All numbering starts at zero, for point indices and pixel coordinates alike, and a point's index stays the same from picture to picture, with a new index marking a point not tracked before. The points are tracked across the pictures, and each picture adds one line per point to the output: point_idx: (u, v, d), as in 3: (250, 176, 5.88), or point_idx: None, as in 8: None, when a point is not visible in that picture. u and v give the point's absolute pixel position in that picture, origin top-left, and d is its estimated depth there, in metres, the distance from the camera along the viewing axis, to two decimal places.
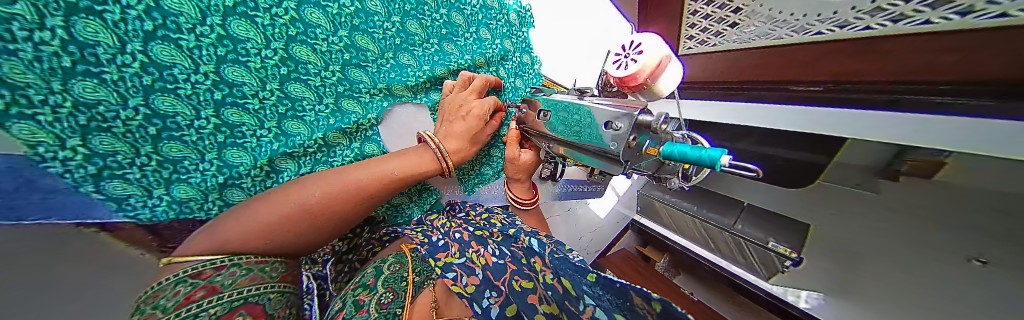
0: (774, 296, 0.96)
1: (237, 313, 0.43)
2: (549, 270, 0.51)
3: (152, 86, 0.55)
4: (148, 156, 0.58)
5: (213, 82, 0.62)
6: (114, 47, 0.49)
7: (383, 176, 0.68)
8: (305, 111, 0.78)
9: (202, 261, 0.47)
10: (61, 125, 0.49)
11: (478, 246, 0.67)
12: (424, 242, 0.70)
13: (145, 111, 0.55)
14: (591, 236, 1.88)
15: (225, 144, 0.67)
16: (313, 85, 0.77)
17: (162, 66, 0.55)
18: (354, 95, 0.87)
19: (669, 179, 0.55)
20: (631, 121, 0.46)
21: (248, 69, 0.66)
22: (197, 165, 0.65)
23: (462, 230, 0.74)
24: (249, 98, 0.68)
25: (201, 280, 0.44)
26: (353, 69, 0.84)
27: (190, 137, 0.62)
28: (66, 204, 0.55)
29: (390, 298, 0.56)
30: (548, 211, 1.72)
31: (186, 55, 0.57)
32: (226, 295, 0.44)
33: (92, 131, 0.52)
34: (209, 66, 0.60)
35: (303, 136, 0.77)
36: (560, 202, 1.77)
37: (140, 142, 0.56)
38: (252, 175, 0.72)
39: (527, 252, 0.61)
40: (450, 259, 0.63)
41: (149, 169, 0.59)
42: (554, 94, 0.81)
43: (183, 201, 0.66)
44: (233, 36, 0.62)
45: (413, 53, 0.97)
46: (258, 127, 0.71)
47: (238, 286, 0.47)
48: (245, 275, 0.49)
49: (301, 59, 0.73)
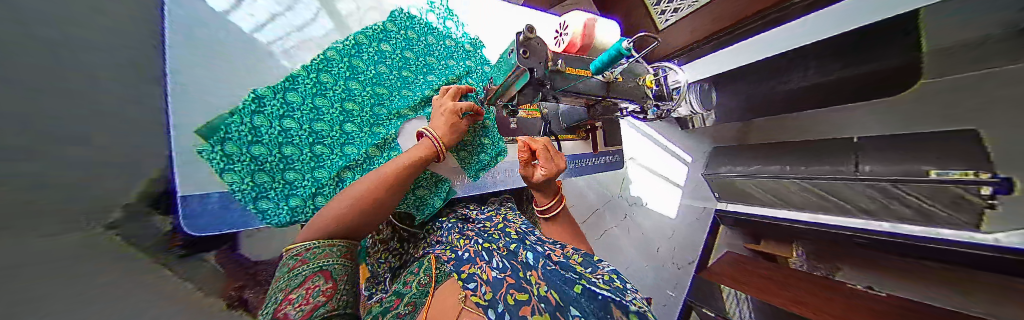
0: (1004, 248, 0.71)
1: (313, 280, 0.35)
2: (543, 281, 0.36)
3: (261, 125, 0.60)
4: (269, 177, 0.60)
5: (297, 119, 0.65)
6: (278, 104, 0.63)
7: (398, 170, 0.50)
8: (356, 136, 0.73)
9: (313, 241, 0.40)
10: (238, 167, 0.57)
11: (489, 255, 0.43)
12: (447, 260, 0.45)
13: (256, 149, 0.59)
14: (666, 246, 1.79)
15: (286, 166, 0.62)
16: (352, 107, 0.73)
17: (289, 107, 0.64)
18: (378, 107, 0.77)
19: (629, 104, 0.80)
20: (539, 42, 0.57)
21: (323, 98, 0.69)
22: (308, 180, 0.64)
23: (470, 245, 0.47)
24: (320, 122, 0.67)
25: (296, 255, 0.37)
26: (360, 89, 0.74)
27: (269, 158, 0.60)
28: (221, 212, 0.57)
29: (408, 311, 0.39)
30: (597, 227, 1.61)
31: (297, 100, 0.65)
32: (309, 267, 0.36)
33: (251, 169, 0.59)
34: (305, 107, 0.66)
35: (381, 157, 0.75)
36: (597, 223, 1.60)
37: (259, 170, 0.60)
38: (329, 191, 0.67)
39: (525, 264, 0.40)
40: (471, 270, 0.40)
41: (269, 184, 0.60)
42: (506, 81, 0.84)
43: (300, 209, 0.63)
44: (320, 81, 0.69)
45: (387, 67, 0.81)
46: (331, 148, 0.69)
47: (318, 261, 0.38)
48: (338, 250, 0.41)
49: (331, 86, 0.70)
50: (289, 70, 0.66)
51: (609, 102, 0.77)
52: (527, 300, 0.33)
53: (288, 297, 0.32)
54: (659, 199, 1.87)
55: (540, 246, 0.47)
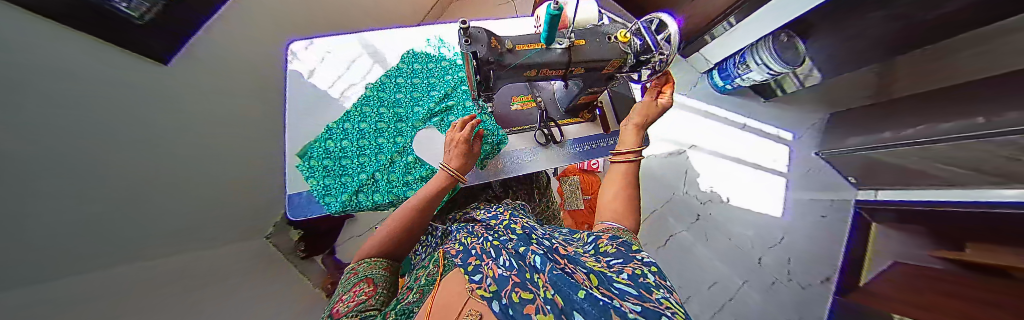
0: None
1: (358, 284, 0.38)
2: (549, 283, 0.19)
3: (331, 139, 0.71)
4: (332, 179, 0.67)
5: (355, 132, 0.72)
6: (347, 119, 0.73)
7: (426, 198, 0.52)
8: (384, 146, 0.71)
9: (365, 261, 0.45)
10: (315, 167, 0.68)
11: (498, 252, 0.30)
12: (456, 254, 0.35)
13: (327, 156, 0.69)
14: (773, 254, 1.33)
15: (339, 175, 0.68)
16: (382, 126, 0.73)
17: (350, 124, 0.73)
18: (401, 122, 0.74)
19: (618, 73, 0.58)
20: (481, 29, 0.43)
21: (365, 120, 0.73)
22: (352, 182, 0.68)
23: (480, 241, 0.35)
24: (366, 135, 0.72)
25: (353, 269, 0.44)
26: (394, 109, 0.75)
27: (328, 167, 0.68)
28: (298, 205, 0.65)
29: (418, 299, 0.31)
30: (664, 227, 1.40)
31: (357, 122, 0.73)
32: (357, 277, 0.41)
33: (325, 171, 0.68)
34: (360, 120, 0.73)
35: (402, 160, 0.70)
36: (657, 227, 1.40)
37: (327, 172, 0.68)
38: (363, 198, 0.67)
39: (540, 263, 0.25)
40: (476, 262, 0.29)
41: (331, 189, 0.66)
42: (504, 90, 0.78)
43: (353, 207, 0.66)
44: (370, 103, 0.75)
45: (399, 94, 0.77)
46: (372, 158, 0.70)
47: (366, 271, 0.43)
48: (380, 264, 0.46)
49: (371, 111, 0.74)
50: (357, 91, 0.76)
51: (586, 72, 0.54)
52: (533, 298, 0.18)
53: (342, 298, 0.36)
54: (756, 197, 1.43)
55: (549, 241, 0.35)
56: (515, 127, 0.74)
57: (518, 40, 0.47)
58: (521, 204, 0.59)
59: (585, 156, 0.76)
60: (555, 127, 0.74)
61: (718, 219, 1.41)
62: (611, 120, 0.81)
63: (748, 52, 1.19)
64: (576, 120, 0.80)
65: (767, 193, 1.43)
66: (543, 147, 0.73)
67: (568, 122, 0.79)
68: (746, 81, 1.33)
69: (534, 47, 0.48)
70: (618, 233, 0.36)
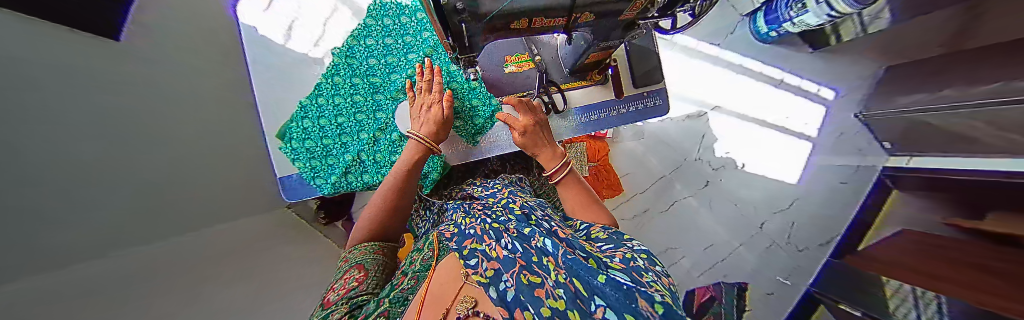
0: None
1: (349, 272, 0.38)
2: (563, 270, 0.18)
3: (306, 115, 0.65)
4: (318, 159, 0.64)
5: (332, 106, 0.66)
6: (319, 91, 0.65)
7: (404, 169, 0.51)
8: (364, 123, 0.66)
9: (357, 245, 0.46)
10: (298, 146, 0.64)
11: (500, 234, 0.28)
12: (453, 236, 0.33)
13: (307, 133, 0.64)
14: (777, 221, 1.33)
15: (323, 155, 0.65)
16: (358, 98, 0.66)
17: (324, 97, 0.65)
18: (377, 95, 0.67)
19: (641, 17, 0.45)
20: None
21: (339, 93, 0.66)
22: (337, 161, 0.65)
23: (478, 222, 0.32)
24: (344, 110, 0.66)
25: (346, 257, 0.44)
26: (368, 78, 0.67)
27: (311, 146, 0.64)
28: (296, 188, 0.65)
29: (413, 285, 0.30)
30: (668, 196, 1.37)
31: (330, 94, 0.66)
32: (350, 263, 0.41)
33: (311, 150, 0.64)
34: (333, 93, 0.66)
35: (386, 137, 0.67)
36: (660, 193, 1.37)
37: (314, 150, 0.64)
38: (352, 178, 0.65)
39: (547, 251, 0.23)
40: (473, 245, 0.27)
41: (318, 169, 0.64)
42: (492, 47, 0.66)
43: (343, 187, 0.65)
44: (341, 73, 0.66)
45: (372, 60, 0.68)
46: (355, 135, 0.66)
47: (360, 256, 0.43)
48: (371, 248, 0.45)
49: (343, 82, 0.66)
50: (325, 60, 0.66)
51: (593, 20, 0.42)
52: (542, 283, 0.17)
53: (337, 284, 0.36)
54: (771, 166, 1.35)
55: (547, 223, 0.33)
56: (510, 96, 0.66)
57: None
58: (518, 178, 0.57)
59: (589, 127, 0.70)
60: (556, 92, 0.67)
61: (727, 185, 1.37)
62: (626, 83, 0.71)
63: None
64: (582, 83, 0.70)
65: (783, 162, 1.35)
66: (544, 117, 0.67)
67: (571, 87, 0.69)
68: (796, 26, 1.09)
69: None
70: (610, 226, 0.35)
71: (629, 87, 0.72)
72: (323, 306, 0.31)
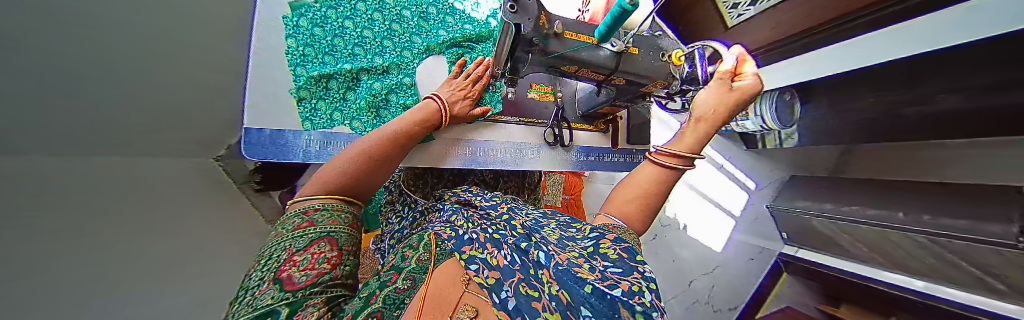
0: None
1: (314, 247, 0.25)
2: (559, 284, 0.19)
3: (335, 13, 0.61)
4: (310, 54, 0.58)
5: (364, 21, 0.63)
6: (368, 2, 0.65)
7: (410, 129, 0.47)
8: (387, 49, 0.64)
9: (320, 200, 0.32)
10: (299, 33, 0.58)
11: (499, 242, 0.26)
12: (450, 239, 0.30)
13: (320, 24, 0.60)
14: (705, 281, 1.53)
15: (322, 52, 0.59)
16: (396, 29, 0.66)
17: (366, 8, 0.64)
18: (415, 36, 0.67)
19: (656, 92, 0.54)
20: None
21: (381, 16, 0.65)
22: (333, 65, 0.59)
23: (479, 229, 0.30)
24: (374, 28, 0.64)
25: (305, 214, 0.30)
26: (414, 22, 0.68)
27: (315, 33, 0.59)
28: (265, 146, 0.55)
29: (408, 288, 0.24)
30: None
31: (373, 8, 0.65)
32: (294, 235, 0.26)
33: (309, 43, 0.59)
34: (378, 11, 0.65)
35: (395, 76, 0.64)
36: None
37: (314, 44, 0.59)
38: (340, 84, 0.60)
39: (552, 270, 0.21)
40: (473, 251, 0.25)
41: (299, 66, 0.57)
42: (533, 77, 0.70)
43: (325, 91, 0.59)
44: (396, 3, 0.67)
45: (433, 10, 0.70)
46: (367, 56, 0.62)
47: (313, 226, 0.28)
48: (345, 218, 0.32)
49: (392, 13, 0.66)
50: None
51: (624, 84, 0.50)
52: (539, 296, 0.18)
53: (293, 257, 0.23)
54: (705, 212, 1.61)
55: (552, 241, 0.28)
56: (526, 119, 0.71)
57: (569, 24, 0.41)
58: (512, 197, 0.57)
59: (583, 165, 0.76)
60: (565, 128, 0.73)
61: (671, 243, 1.56)
62: (622, 137, 0.82)
63: None
64: (588, 127, 0.77)
65: (715, 213, 1.61)
66: (549, 146, 0.72)
67: (580, 127, 0.76)
68: (739, 127, 1.37)
69: (580, 39, 0.42)
70: (623, 236, 0.28)
71: (624, 141, 0.82)
72: (276, 286, 0.19)
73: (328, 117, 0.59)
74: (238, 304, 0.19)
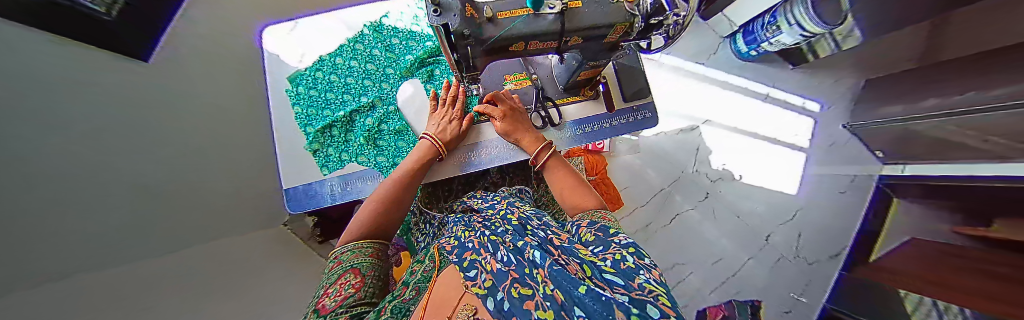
0: None
1: (341, 279, 0.30)
2: (550, 282, 0.17)
3: (320, 73, 0.69)
4: (311, 113, 0.67)
5: (343, 70, 0.70)
6: (343, 53, 0.71)
7: (412, 169, 0.51)
8: (368, 88, 0.70)
9: (349, 244, 0.38)
10: (300, 98, 0.68)
11: (496, 246, 0.27)
12: (452, 249, 0.31)
13: (313, 86, 0.68)
14: (783, 232, 1.31)
15: (320, 108, 0.67)
16: (370, 68, 0.71)
17: (342, 59, 0.71)
18: (388, 68, 0.72)
19: (621, 41, 0.50)
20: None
21: (356, 61, 0.71)
22: (331, 115, 0.67)
23: (477, 234, 0.31)
24: (353, 74, 0.70)
25: (336, 258, 0.36)
26: (385, 56, 0.72)
27: (310, 94, 0.68)
28: (300, 199, 0.64)
29: (414, 296, 0.27)
30: (670, 208, 1.36)
31: (348, 56, 0.71)
32: (331, 275, 0.32)
33: (308, 103, 0.67)
34: (352, 58, 0.71)
35: (382, 108, 0.69)
36: (662, 206, 1.36)
37: (313, 103, 0.68)
38: (339, 128, 0.67)
39: (549, 270, 0.20)
40: (472, 257, 0.26)
41: (307, 125, 0.66)
42: (499, 63, 0.71)
43: (329, 140, 0.66)
44: (365, 45, 0.72)
45: (398, 39, 0.74)
46: (354, 98, 0.68)
47: (346, 263, 0.34)
48: (367, 251, 0.38)
49: (365, 56, 0.72)
50: (363, 26, 0.73)
51: (582, 41, 0.47)
52: (531, 295, 0.17)
53: (326, 292, 0.29)
54: (756, 153, 1.39)
55: (544, 231, 0.31)
56: None
57: (500, 6, 0.40)
58: (518, 190, 0.57)
59: (586, 138, 0.72)
60: (552, 107, 0.72)
61: (729, 198, 1.36)
62: (616, 97, 0.76)
63: (780, 11, 1.03)
64: (575, 99, 0.74)
65: (771, 151, 1.38)
66: (540, 129, 0.70)
67: (565, 101, 0.73)
68: (774, 45, 1.18)
69: (519, 14, 0.40)
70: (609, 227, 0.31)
71: (620, 101, 0.76)
72: (315, 314, 0.25)
73: (338, 159, 0.66)
74: None
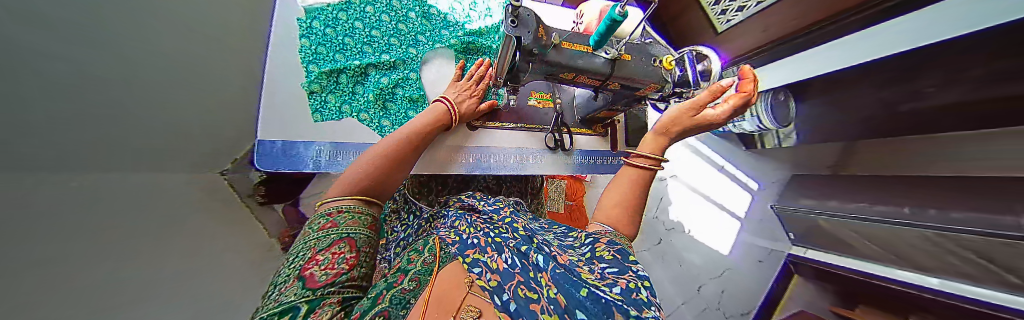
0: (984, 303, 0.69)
1: (336, 249, 0.25)
2: (553, 286, 0.19)
3: (347, 16, 0.65)
4: (321, 52, 0.61)
5: (374, 21, 0.67)
6: (378, 4, 0.68)
7: (423, 133, 0.49)
8: (394, 48, 0.67)
9: (347, 203, 0.32)
10: (313, 33, 0.61)
11: (501, 246, 0.26)
12: (453, 244, 0.31)
13: (333, 25, 0.63)
14: (714, 286, 1.49)
15: (335, 50, 0.62)
16: (401, 29, 0.68)
17: (375, 9, 0.67)
18: (419, 35, 0.70)
19: (650, 96, 0.56)
20: (530, 12, 0.40)
21: (389, 17, 0.68)
22: (345, 62, 0.62)
23: (481, 233, 0.31)
24: (382, 28, 0.67)
25: (328, 216, 0.30)
26: (419, 24, 0.70)
27: (327, 33, 0.62)
28: (274, 156, 0.56)
29: (414, 288, 0.27)
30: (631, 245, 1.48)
31: (381, 9, 0.68)
32: (314, 238, 0.26)
33: (321, 41, 0.62)
34: (386, 12, 0.68)
35: (401, 71, 0.67)
36: None
37: (327, 42, 0.62)
38: (349, 76, 0.62)
39: (552, 274, 0.21)
40: (477, 254, 0.26)
41: (312, 62, 0.60)
42: (529, 86, 0.73)
43: (332, 86, 0.61)
44: (403, 6, 0.70)
45: (436, 14, 0.72)
46: (376, 53, 0.65)
47: (335, 228, 0.28)
48: (364, 220, 0.32)
49: (400, 17, 0.69)
50: None
51: (620, 89, 0.53)
52: (538, 299, 0.18)
53: (316, 257, 0.24)
54: (708, 213, 1.60)
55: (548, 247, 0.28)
56: (528, 125, 0.73)
57: (566, 36, 0.45)
58: (514, 202, 0.57)
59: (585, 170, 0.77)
60: (566, 133, 0.75)
61: (679, 246, 1.53)
62: (621, 140, 0.83)
63: None
64: (587, 132, 0.78)
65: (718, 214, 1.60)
66: (550, 151, 0.73)
67: (581, 132, 0.78)
68: (737, 128, 1.39)
69: (576, 48, 0.46)
70: (617, 241, 0.31)
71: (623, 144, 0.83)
72: (298, 284, 0.20)
73: (337, 109, 0.61)
74: (268, 298, 0.19)
